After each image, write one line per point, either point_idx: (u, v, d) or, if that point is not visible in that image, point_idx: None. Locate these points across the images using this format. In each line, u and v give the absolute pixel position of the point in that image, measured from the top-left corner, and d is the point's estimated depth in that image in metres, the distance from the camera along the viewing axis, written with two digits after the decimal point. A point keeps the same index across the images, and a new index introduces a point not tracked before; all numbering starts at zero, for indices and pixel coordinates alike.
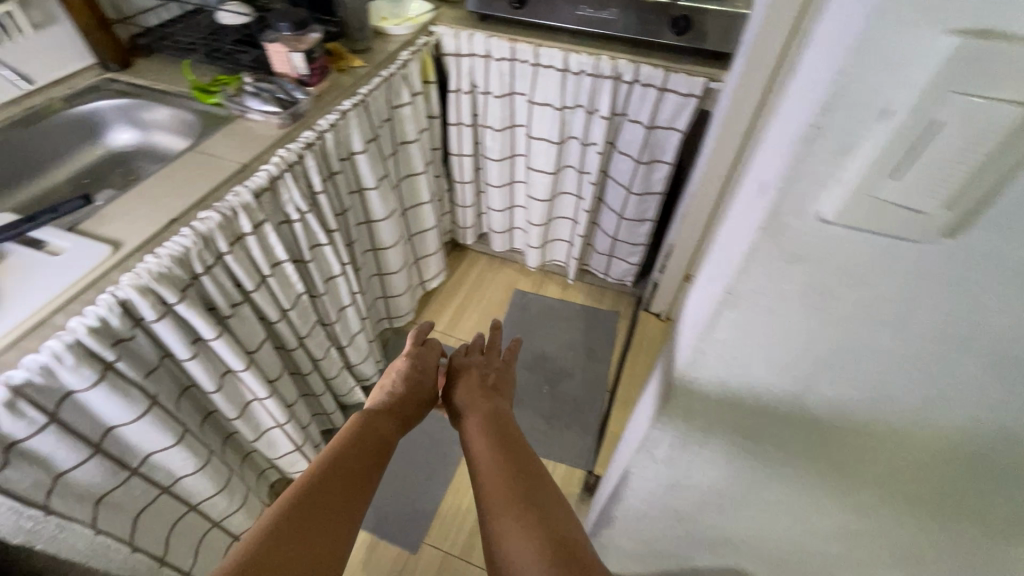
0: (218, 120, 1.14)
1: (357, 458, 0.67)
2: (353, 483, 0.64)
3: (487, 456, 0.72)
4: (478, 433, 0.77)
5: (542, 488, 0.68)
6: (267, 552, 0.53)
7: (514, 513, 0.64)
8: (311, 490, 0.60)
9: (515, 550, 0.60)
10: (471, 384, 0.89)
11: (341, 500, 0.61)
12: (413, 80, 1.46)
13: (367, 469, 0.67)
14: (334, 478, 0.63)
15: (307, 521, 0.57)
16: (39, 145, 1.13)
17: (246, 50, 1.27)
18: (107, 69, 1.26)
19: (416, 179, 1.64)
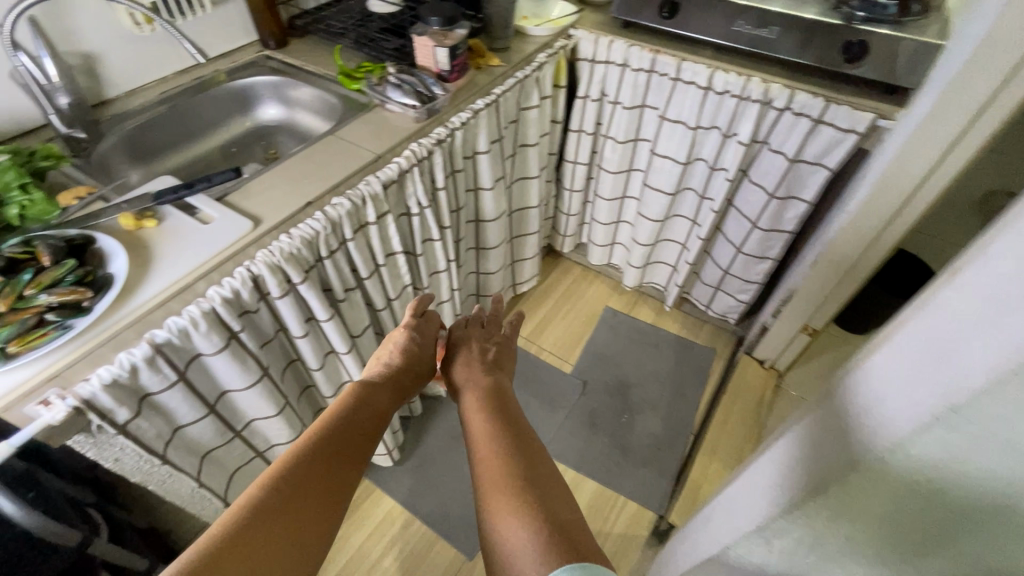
0: (358, 107, 1.17)
1: (349, 435, 0.71)
2: (344, 458, 0.68)
3: (482, 438, 0.74)
4: (474, 413, 0.80)
5: (533, 466, 0.70)
6: (256, 525, 0.58)
7: (502, 491, 0.66)
8: (303, 468, 0.65)
9: (505, 525, 0.62)
10: (470, 359, 0.90)
11: (330, 476, 0.66)
12: (544, 84, 1.42)
13: (358, 445, 0.71)
14: (320, 455, 0.67)
15: (294, 498, 0.62)
16: (202, 113, 1.21)
17: (392, 40, 1.29)
18: (267, 47, 1.34)
19: (529, 183, 1.61)
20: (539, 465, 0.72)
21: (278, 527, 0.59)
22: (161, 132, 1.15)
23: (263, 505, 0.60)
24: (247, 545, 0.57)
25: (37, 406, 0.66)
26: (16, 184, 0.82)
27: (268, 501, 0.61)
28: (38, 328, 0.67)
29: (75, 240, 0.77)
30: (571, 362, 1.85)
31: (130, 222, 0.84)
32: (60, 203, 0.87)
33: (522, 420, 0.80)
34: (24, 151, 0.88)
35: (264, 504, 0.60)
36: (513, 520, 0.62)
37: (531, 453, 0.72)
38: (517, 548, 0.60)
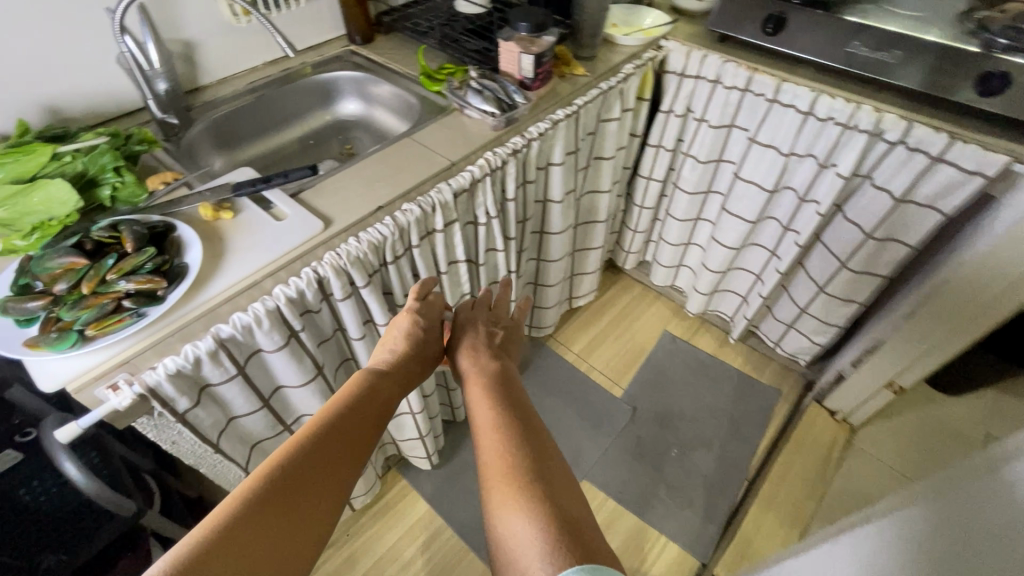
0: (437, 109, 1.15)
1: (349, 426, 0.68)
2: (344, 450, 0.66)
3: (487, 431, 0.72)
4: (480, 403, 0.77)
5: (538, 460, 0.68)
6: (252, 524, 0.56)
7: (505, 485, 0.65)
8: (300, 462, 0.62)
9: (509, 522, 0.61)
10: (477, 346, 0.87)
11: (328, 470, 0.64)
12: (628, 96, 1.35)
13: (357, 437, 0.68)
14: (318, 448, 0.64)
15: (292, 493, 0.60)
16: (286, 105, 1.24)
17: (476, 42, 1.26)
18: (353, 42, 1.35)
19: (599, 197, 1.54)
20: (543, 458, 0.70)
21: (274, 523, 0.57)
22: (246, 121, 1.17)
23: (258, 500, 0.58)
24: (242, 543, 0.55)
25: (107, 390, 0.68)
26: (111, 166, 0.85)
27: (263, 496, 0.58)
28: (115, 313, 0.68)
29: (157, 228, 0.78)
30: (622, 385, 1.78)
31: (208, 212, 0.85)
32: (148, 187, 0.89)
33: (528, 410, 0.78)
34: (121, 134, 0.91)
35: (260, 499, 0.58)
36: (517, 517, 0.60)
37: (536, 447, 0.70)
38: (521, 546, 0.58)
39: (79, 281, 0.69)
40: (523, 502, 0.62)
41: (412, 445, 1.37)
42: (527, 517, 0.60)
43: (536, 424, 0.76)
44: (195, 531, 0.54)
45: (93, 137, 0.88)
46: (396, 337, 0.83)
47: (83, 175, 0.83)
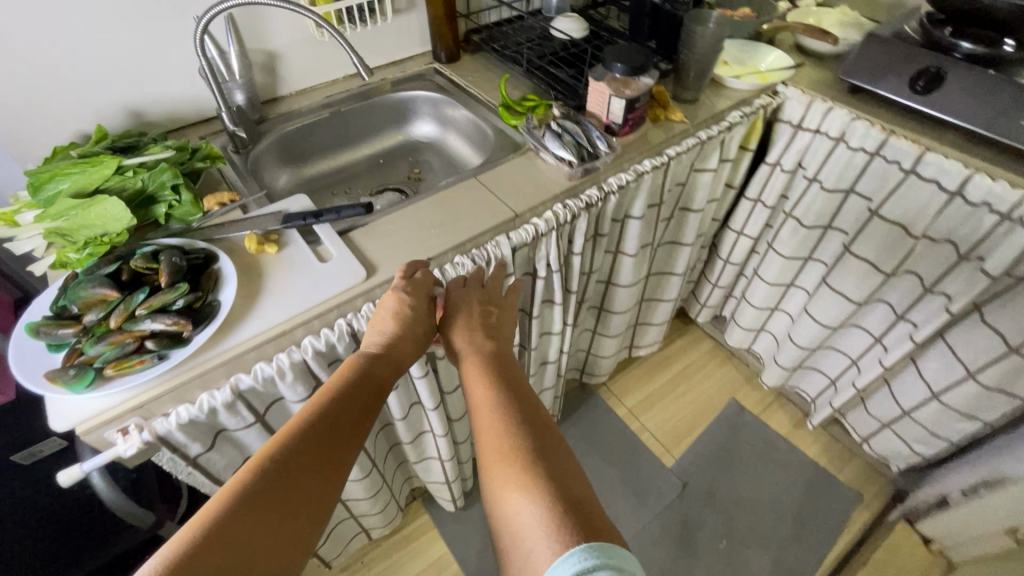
0: (511, 147, 1.05)
1: (334, 417, 0.63)
2: (330, 446, 0.60)
3: (482, 416, 0.65)
4: (475, 383, 0.69)
5: (538, 439, 0.61)
6: (236, 531, 0.51)
7: (503, 471, 0.58)
8: (285, 461, 0.57)
9: (512, 509, 0.55)
10: (470, 321, 0.76)
11: (315, 467, 0.59)
12: (729, 146, 1.19)
13: (343, 431, 0.62)
14: (301, 444, 0.59)
15: (275, 495, 0.55)
16: (361, 121, 1.19)
17: (566, 75, 1.16)
18: (438, 60, 1.28)
19: (679, 251, 1.39)
20: (543, 435, 0.63)
21: (261, 524, 0.53)
22: (317, 137, 1.15)
23: (241, 504, 0.53)
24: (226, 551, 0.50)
25: (116, 434, 0.65)
26: (170, 184, 0.83)
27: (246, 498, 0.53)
28: (136, 354, 0.65)
29: (198, 260, 0.75)
30: (675, 454, 1.61)
31: (253, 244, 0.80)
32: (204, 206, 0.87)
33: (527, 387, 0.70)
34: (188, 148, 0.89)
35: (243, 502, 0.53)
36: (520, 503, 0.54)
37: (535, 425, 0.63)
38: (521, 534, 0.52)
39: (109, 313, 0.66)
40: (524, 484, 0.56)
41: (437, 488, 1.30)
42: (528, 501, 0.54)
43: (537, 402, 0.68)
44: (179, 533, 0.50)
45: (159, 150, 0.87)
46: (385, 318, 0.74)
47: (141, 192, 0.82)
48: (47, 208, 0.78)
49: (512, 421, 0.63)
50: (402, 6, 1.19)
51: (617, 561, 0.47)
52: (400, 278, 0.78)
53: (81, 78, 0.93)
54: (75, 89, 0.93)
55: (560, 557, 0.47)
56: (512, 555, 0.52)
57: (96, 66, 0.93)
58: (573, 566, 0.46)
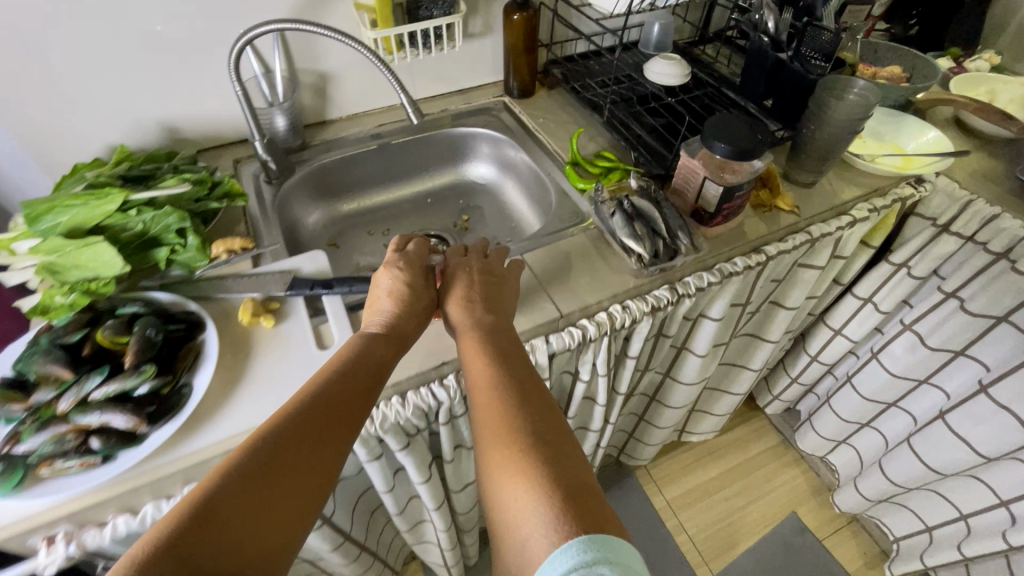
0: (572, 217, 0.88)
1: (331, 394, 0.53)
2: (326, 425, 0.51)
3: (485, 388, 0.54)
4: (478, 353, 0.59)
5: (541, 415, 0.51)
6: (218, 527, 0.42)
7: (504, 447, 0.48)
8: (277, 442, 0.48)
9: (511, 492, 0.45)
10: (475, 294, 0.66)
11: (310, 450, 0.49)
12: (848, 242, 0.95)
13: (342, 410, 0.53)
14: (294, 425, 0.49)
15: (262, 483, 0.45)
16: (412, 156, 1.07)
17: (655, 135, 0.96)
18: (508, 94, 1.13)
19: (759, 348, 1.16)
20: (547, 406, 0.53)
21: (251, 515, 0.44)
22: (360, 170, 1.03)
23: (221, 493, 0.44)
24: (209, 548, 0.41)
25: (41, 541, 0.56)
26: (175, 227, 0.74)
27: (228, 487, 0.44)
28: (77, 453, 0.55)
29: (179, 331, 0.65)
30: (713, 568, 1.38)
31: (246, 316, 0.68)
32: (210, 252, 0.77)
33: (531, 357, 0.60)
34: (207, 183, 0.80)
35: (225, 491, 0.44)
36: (522, 486, 0.44)
37: (544, 398, 0.53)
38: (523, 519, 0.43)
39: (59, 395, 0.57)
40: (525, 462, 0.46)
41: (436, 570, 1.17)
42: (529, 482, 0.44)
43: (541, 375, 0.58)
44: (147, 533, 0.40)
45: (174, 183, 0.77)
46: (384, 294, 0.65)
47: (143, 232, 0.72)
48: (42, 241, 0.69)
49: (517, 392, 0.53)
50: (476, 31, 1.04)
51: (620, 554, 0.39)
52: (393, 253, 0.69)
53: (117, 88, 0.86)
54: (109, 98, 0.86)
55: (558, 549, 0.38)
56: (507, 545, 0.43)
57: (133, 76, 0.86)
58: (571, 560, 0.38)
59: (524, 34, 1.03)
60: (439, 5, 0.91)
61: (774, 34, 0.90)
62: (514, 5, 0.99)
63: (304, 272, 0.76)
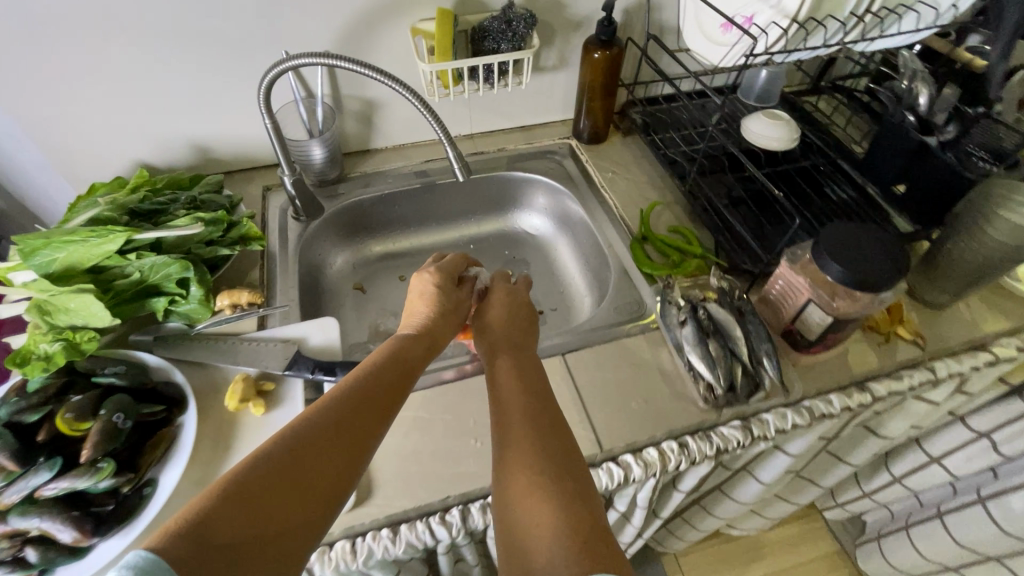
0: (630, 311, 0.74)
1: (373, 383, 0.48)
2: (366, 414, 0.46)
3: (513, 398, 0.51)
4: (508, 365, 0.56)
5: (568, 445, 0.47)
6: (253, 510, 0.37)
7: (529, 458, 0.45)
8: (317, 423, 0.43)
9: (529, 507, 0.41)
10: (510, 312, 0.64)
11: (350, 438, 0.44)
12: (980, 381, 0.75)
13: (382, 403, 0.48)
14: (337, 411, 0.44)
15: (302, 465, 0.40)
16: (460, 198, 0.96)
17: (746, 216, 0.80)
18: (577, 137, 0.99)
19: (834, 470, 0.97)
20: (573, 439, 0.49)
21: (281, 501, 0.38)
22: (399, 207, 0.93)
23: (255, 472, 0.38)
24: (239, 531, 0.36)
25: None
26: (177, 277, 0.65)
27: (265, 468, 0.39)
28: (10, 563, 0.47)
29: (154, 414, 0.56)
30: None
31: (232, 401, 0.58)
32: (215, 305, 0.68)
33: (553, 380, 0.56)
34: (224, 223, 0.72)
35: (259, 471, 0.39)
36: (545, 503, 0.41)
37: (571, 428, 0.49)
38: (541, 538, 0.39)
39: (3, 487, 0.48)
40: (549, 478, 0.43)
41: None
42: (556, 499, 0.41)
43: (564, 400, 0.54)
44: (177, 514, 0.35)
45: (186, 223, 0.69)
46: (422, 294, 0.62)
47: (141, 279, 0.64)
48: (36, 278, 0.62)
49: (547, 408, 0.50)
50: (549, 64, 0.91)
51: None
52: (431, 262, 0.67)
53: (150, 102, 0.79)
54: (141, 112, 0.79)
55: None
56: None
57: (168, 91, 0.78)
58: None
59: (605, 75, 0.88)
60: (508, 38, 0.78)
61: (925, 114, 0.73)
62: (597, 42, 0.85)
63: (310, 343, 0.66)
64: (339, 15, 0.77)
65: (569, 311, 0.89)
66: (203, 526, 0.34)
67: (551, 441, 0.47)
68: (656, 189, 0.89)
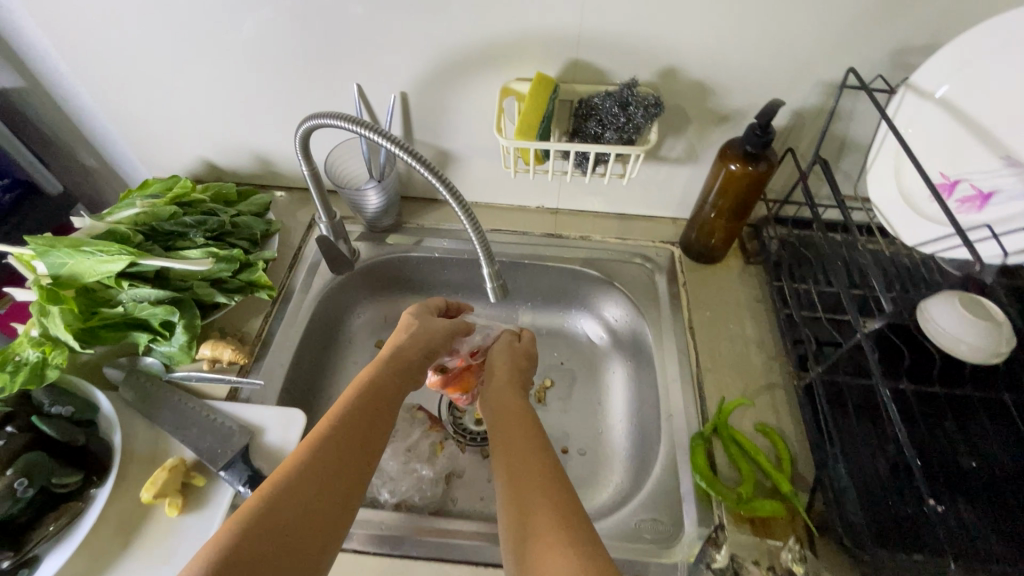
0: (658, 536, 0.54)
1: (360, 418, 0.50)
2: (361, 448, 0.48)
3: (518, 442, 0.53)
4: (507, 411, 0.58)
5: (552, 482, 0.48)
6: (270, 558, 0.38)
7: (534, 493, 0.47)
8: (310, 461, 0.45)
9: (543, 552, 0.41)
10: (506, 365, 0.65)
11: (346, 477, 0.46)
12: None
13: (375, 440, 0.50)
14: (333, 446, 0.47)
15: (306, 511, 0.42)
16: (519, 280, 0.81)
17: (875, 456, 0.55)
18: (683, 246, 0.77)
19: None
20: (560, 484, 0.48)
21: (290, 535, 0.40)
22: (447, 272, 0.80)
23: (270, 509, 0.41)
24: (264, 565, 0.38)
25: None
26: (163, 317, 0.60)
27: (269, 509, 0.41)
28: None
29: (65, 485, 0.50)
30: None
31: (148, 492, 0.51)
32: (198, 352, 0.62)
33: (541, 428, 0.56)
34: (237, 262, 0.65)
35: (268, 513, 0.41)
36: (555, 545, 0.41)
37: (560, 477, 0.49)
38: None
39: None
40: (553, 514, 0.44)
41: None
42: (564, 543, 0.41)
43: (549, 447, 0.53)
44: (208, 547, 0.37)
45: (199, 256, 0.63)
46: (399, 329, 0.64)
47: (127, 311, 0.60)
48: (43, 274, 0.58)
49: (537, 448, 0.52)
50: (671, 155, 0.70)
51: None
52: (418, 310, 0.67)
53: (221, 104, 0.74)
54: (213, 111, 0.75)
55: None
56: None
57: (240, 98, 0.73)
58: None
59: (740, 193, 0.66)
60: (617, 125, 0.59)
61: None
62: (740, 150, 0.62)
63: (265, 438, 0.57)
64: (422, 57, 0.64)
65: (598, 464, 0.70)
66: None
67: (552, 485, 0.47)
68: (759, 356, 0.66)
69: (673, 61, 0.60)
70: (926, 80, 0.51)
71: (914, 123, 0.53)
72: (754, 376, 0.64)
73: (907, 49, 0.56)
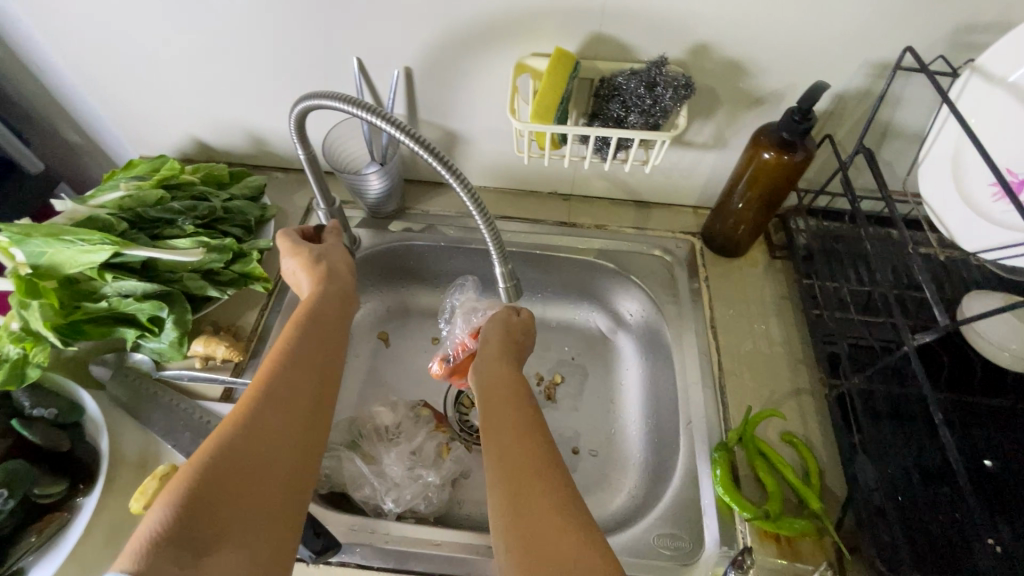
0: (676, 553, 0.51)
1: (304, 359, 0.48)
2: (312, 381, 0.48)
3: (498, 406, 0.50)
4: (491, 371, 0.55)
5: (536, 440, 0.46)
6: (228, 532, 0.36)
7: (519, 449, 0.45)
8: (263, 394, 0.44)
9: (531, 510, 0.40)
10: (499, 331, 0.60)
11: (297, 409, 0.45)
12: None
13: (321, 382, 0.48)
14: (281, 380, 0.46)
15: (255, 452, 0.41)
16: (529, 271, 0.76)
17: (908, 467, 0.52)
18: (704, 238, 0.72)
19: None
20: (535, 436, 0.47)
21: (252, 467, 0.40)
22: (453, 262, 0.76)
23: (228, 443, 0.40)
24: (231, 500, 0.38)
25: None
26: (149, 312, 0.56)
27: (218, 470, 0.38)
28: None
29: (50, 496, 0.47)
30: None
31: (137, 503, 0.48)
32: (190, 350, 0.59)
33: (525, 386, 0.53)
34: (228, 253, 0.61)
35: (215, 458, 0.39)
36: (545, 507, 0.40)
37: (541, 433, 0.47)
38: (544, 549, 0.37)
39: None
40: (537, 469, 0.43)
41: None
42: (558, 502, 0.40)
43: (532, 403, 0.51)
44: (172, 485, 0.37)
45: (188, 246, 0.59)
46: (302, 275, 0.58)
47: (112, 306, 0.56)
48: (22, 263, 0.53)
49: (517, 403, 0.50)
50: (698, 140, 0.65)
51: None
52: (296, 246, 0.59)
53: (209, 77, 0.68)
54: (200, 85, 0.69)
55: None
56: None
57: (230, 71, 0.67)
58: None
59: (771, 183, 0.60)
60: (642, 107, 0.54)
61: None
62: (775, 138, 0.57)
63: None
64: (429, 27, 0.58)
65: (610, 466, 0.67)
66: (181, 532, 0.35)
67: (535, 442, 0.46)
68: (785, 359, 0.62)
69: (708, 36, 0.54)
70: (1001, 63, 0.46)
71: (978, 113, 0.49)
72: (779, 381, 0.60)
73: (972, 26, 0.50)
